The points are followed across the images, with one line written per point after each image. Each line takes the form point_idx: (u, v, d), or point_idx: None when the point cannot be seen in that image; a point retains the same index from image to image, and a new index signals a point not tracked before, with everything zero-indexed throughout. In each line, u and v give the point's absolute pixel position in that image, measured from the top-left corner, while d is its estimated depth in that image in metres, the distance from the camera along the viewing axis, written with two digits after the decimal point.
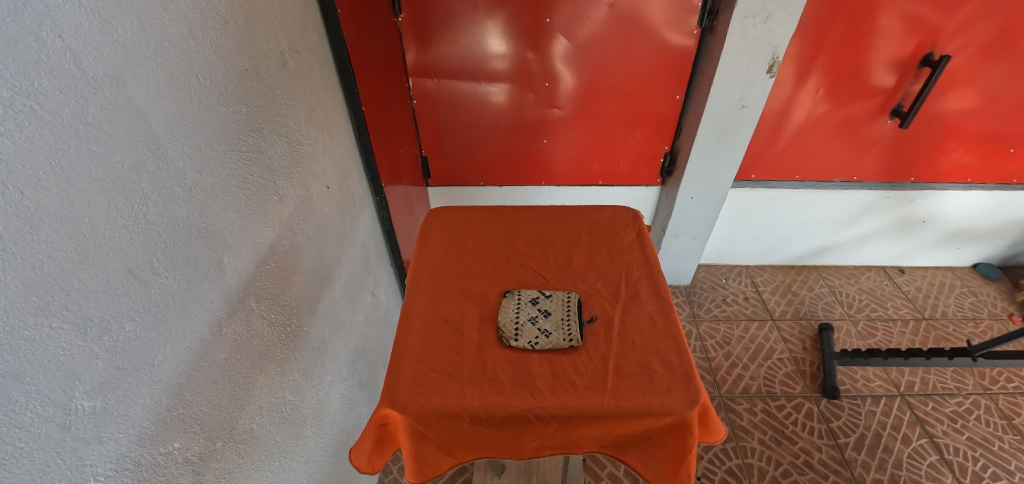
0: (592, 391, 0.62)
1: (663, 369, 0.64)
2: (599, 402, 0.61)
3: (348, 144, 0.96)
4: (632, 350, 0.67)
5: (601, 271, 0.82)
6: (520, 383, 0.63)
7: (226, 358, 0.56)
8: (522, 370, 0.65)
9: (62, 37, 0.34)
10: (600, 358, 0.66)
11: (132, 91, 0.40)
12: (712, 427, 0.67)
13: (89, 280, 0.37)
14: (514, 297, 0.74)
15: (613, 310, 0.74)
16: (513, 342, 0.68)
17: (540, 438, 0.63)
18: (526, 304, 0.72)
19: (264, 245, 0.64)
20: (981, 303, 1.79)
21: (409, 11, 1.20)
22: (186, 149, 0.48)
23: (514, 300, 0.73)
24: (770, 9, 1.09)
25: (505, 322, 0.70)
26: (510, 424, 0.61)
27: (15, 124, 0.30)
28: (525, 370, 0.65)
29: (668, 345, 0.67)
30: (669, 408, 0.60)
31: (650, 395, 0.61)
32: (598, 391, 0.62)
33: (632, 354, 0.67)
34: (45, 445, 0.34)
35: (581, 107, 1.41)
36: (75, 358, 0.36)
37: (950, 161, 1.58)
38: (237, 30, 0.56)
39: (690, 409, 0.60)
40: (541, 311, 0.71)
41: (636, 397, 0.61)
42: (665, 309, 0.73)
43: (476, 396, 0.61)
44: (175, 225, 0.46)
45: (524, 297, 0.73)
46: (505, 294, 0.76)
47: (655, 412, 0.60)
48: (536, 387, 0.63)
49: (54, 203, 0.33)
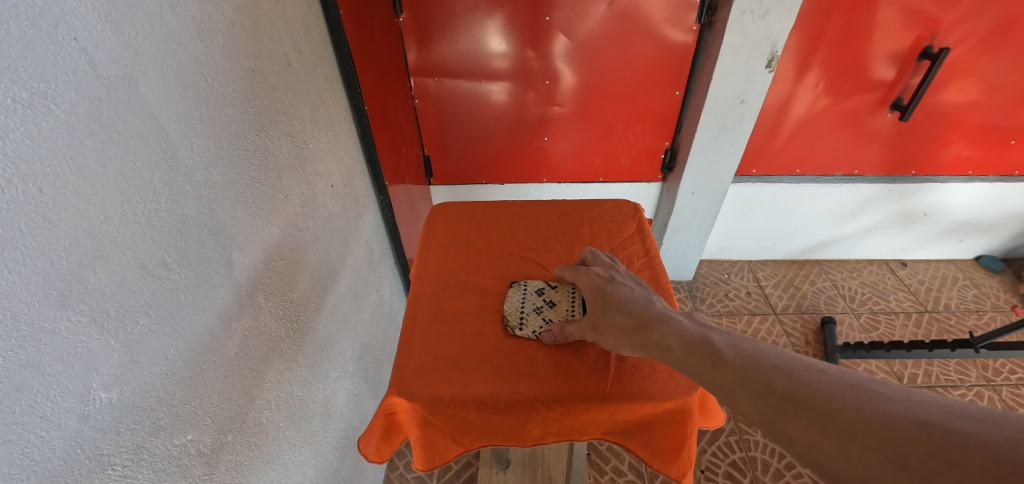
0: (594, 379, 0.63)
1: None
2: (601, 387, 0.62)
3: (351, 143, 0.97)
4: None
5: None
6: (524, 371, 0.64)
7: (236, 353, 0.57)
8: (526, 359, 0.66)
9: (77, 40, 0.35)
10: None
11: (143, 91, 0.41)
12: (713, 413, 0.68)
13: (103, 274, 0.38)
14: (521, 287, 0.75)
15: None
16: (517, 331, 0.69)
17: (545, 425, 0.64)
18: (532, 294, 0.73)
19: (272, 242, 0.66)
20: (984, 295, 1.79)
21: (410, 11, 1.21)
22: (195, 148, 0.49)
23: (520, 290, 0.74)
24: (768, 4, 1.10)
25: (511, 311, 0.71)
26: (515, 411, 0.62)
27: (33, 123, 0.31)
28: (529, 358, 0.66)
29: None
30: (670, 393, 0.61)
31: (651, 381, 0.62)
32: (600, 377, 0.63)
33: None
34: (64, 434, 0.35)
35: (581, 104, 1.42)
36: (92, 350, 0.37)
37: (952, 154, 1.58)
38: (243, 32, 0.58)
39: (690, 394, 0.61)
40: (547, 301, 0.72)
41: (638, 382, 0.62)
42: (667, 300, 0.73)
43: (481, 383, 0.62)
44: (186, 222, 0.48)
45: (531, 287, 0.75)
46: (511, 284, 0.77)
47: (656, 395, 0.61)
48: (540, 375, 0.64)
49: (70, 199, 0.35)
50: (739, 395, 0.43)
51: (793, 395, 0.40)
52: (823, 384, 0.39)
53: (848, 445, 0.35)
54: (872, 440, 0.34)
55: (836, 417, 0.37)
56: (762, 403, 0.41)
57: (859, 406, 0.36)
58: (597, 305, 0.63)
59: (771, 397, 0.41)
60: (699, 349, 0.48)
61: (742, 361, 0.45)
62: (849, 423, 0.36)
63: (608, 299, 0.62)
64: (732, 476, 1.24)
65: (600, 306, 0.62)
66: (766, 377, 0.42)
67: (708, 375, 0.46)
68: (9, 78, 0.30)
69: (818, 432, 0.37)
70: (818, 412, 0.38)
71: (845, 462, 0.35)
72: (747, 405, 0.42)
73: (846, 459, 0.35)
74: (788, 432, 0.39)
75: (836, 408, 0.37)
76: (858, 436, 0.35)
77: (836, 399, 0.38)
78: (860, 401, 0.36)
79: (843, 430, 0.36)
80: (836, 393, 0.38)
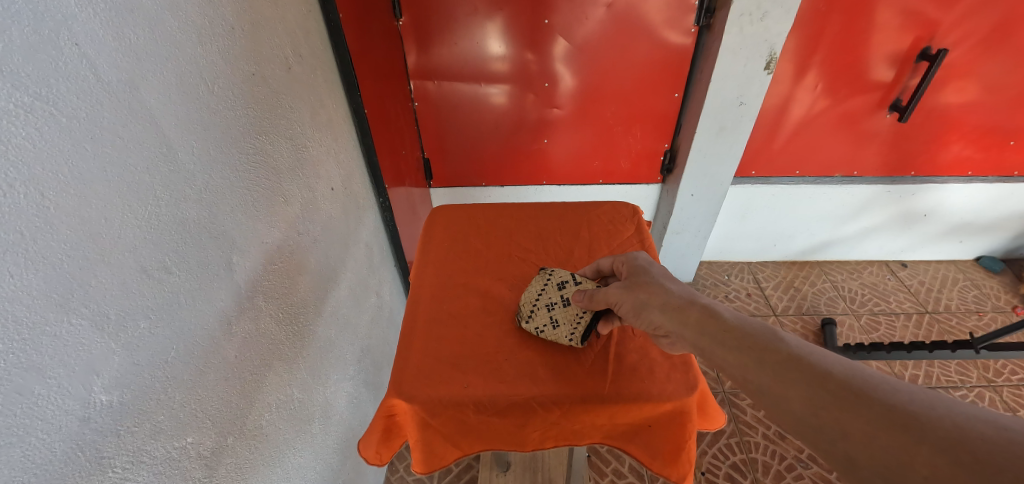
0: (592, 380, 0.63)
1: (663, 358, 0.65)
2: (600, 389, 0.62)
3: (351, 146, 0.97)
4: (632, 340, 0.68)
5: None
6: (523, 373, 0.64)
7: (237, 356, 0.57)
8: (525, 361, 0.66)
9: (78, 45, 0.35)
10: (602, 348, 0.67)
11: (144, 95, 0.42)
12: (712, 415, 0.68)
13: (105, 277, 0.38)
14: (545, 274, 0.71)
15: None
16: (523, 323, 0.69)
17: (544, 428, 0.64)
18: (553, 287, 0.69)
19: (272, 244, 0.66)
20: (984, 296, 1.79)
21: (410, 15, 1.22)
22: (196, 151, 0.49)
23: (543, 278, 0.71)
24: (767, 6, 1.10)
25: (524, 301, 0.70)
26: (514, 414, 0.62)
27: (35, 128, 0.32)
28: (529, 359, 0.66)
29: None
30: (668, 395, 0.61)
31: (649, 382, 0.62)
32: (599, 379, 0.63)
33: (633, 344, 0.68)
34: (65, 437, 0.35)
35: (581, 107, 1.42)
36: (93, 353, 0.37)
37: (951, 155, 1.58)
38: (243, 36, 0.58)
39: (688, 396, 0.61)
40: (564, 299, 0.67)
41: (636, 384, 0.62)
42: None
43: (480, 385, 0.62)
44: (186, 226, 0.48)
45: (555, 279, 0.70)
46: (541, 268, 0.74)
47: (655, 397, 0.61)
48: (539, 377, 0.64)
49: (72, 203, 0.35)
50: (791, 384, 0.42)
51: (853, 392, 0.40)
52: (887, 388, 0.39)
53: (915, 443, 0.34)
54: (944, 441, 0.33)
55: (901, 416, 0.36)
56: (818, 394, 0.41)
57: (934, 412, 0.36)
58: (638, 272, 0.64)
59: (828, 391, 0.40)
60: (751, 335, 0.48)
61: (796, 355, 0.45)
62: (916, 421, 0.35)
63: (650, 269, 0.63)
64: (733, 478, 1.24)
65: (641, 273, 0.63)
66: (825, 371, 0.42)
67: (756, 356, 0.46)
68: (11, 84, 0.30)
69: (880, 429, 0.36)
70: (881, 410, 0.37)
71: (907, 460, 0.34)
72: (797, 390, 0.42)
73: (911, 459, 0.34)
74: (843, 427, 0.38)
75: (905, 409, 0.37)
76: (928, 436, 0.34)
77: (905, 402, 0.37)
78: (931, 408, 0.36)
79: (909, 429, 0.35)
80: (904, 397, 0.38)
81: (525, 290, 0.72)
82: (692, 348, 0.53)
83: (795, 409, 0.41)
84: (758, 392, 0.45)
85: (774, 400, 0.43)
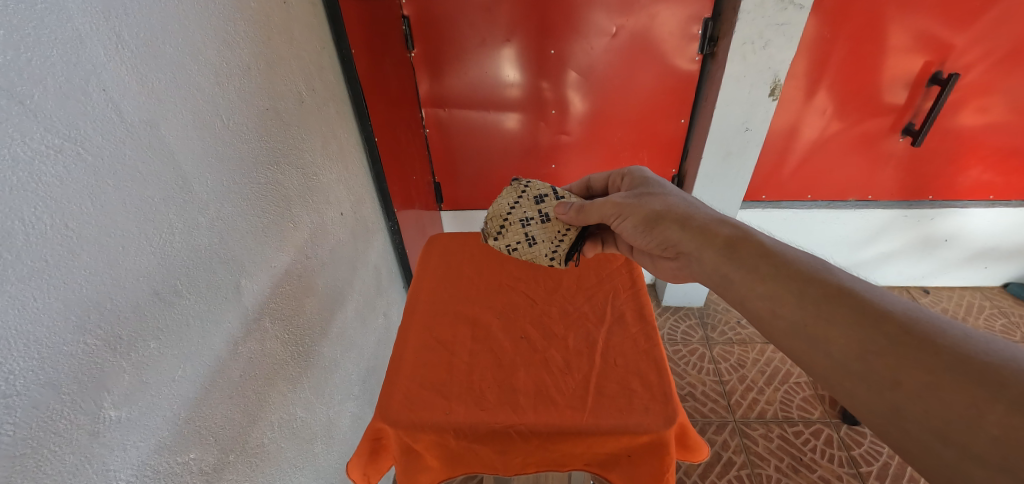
0: (572, 410, 0.63)
1: (643, 390, 0.66)
2: (578, 420, 0.62)
3: (362, 173, 1.01)
4: (614, 370, 0.69)
5: (589, 294, 0.84)
6: (504, 401, 0.65)
7: (241, 374, 0.60)
8: (507, 389, 0.67)
9: (105, 91, 0.39)
10: (583, 378, 0.68)
11: (163, 133, 0.46)
12: (697, 449, 0.69)
13: (119, 301, 0.41)
14: (520, 187, 0.79)
15: (599, 331, 0.76)
16: (494, 239, 0.78)
17: (525, 454, 0.64)
18: (527, 202, 0.77)
19: (280, 268, 0.69)
20: (1013, 325, 1.71)
21: (422, 47, 1.28)
22: (209, 182, 0.53)
23: (518, 191, 0.78)
24: (769, 35, 1.12)
25: (497, 216, 0.78)
26: (494, 441, 0.62)
27: (64, 167, 0.36)
28: (510, 387, 0.67)
29: (649, 366, 0.69)
30: (646, 427, 0.61)
31: (628, 414, 0.62)
32: (578, 409, 0.63)
33: (614, 374, 0.68)
34: (74, 449, 0.38)
35: (590, 132, 1.45)
36: (104, 372, 0.40)
37: (971, 179, 1.54)
38: (259, 75, 0.63)
39: (666, 428, 0.61)
40: (541, 216, 0.76)
41: (615, 416, 0.62)
42: (647, 332, 0.75)
43: (462, 412, 0.63)
44: (198, 251, 0.51)
45: (529, 194, 0.78)
46: (513, 179, 0.80)
47: (632, 430, 0.61)
48: (519, 405, 0.64)
49: (93, 234, 0.38)
50: (839, 324, 0.43)
51: (912, 336, 0.40)
52: (957, 337, 0.39)
53: (989, 400, 0.34)
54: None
55: (973, 370, 0.36)
56: (870, 337, 0.41)
57: (1015, 367, 0.35)
58: (648, 195, 0.71)
59: (882, 334, 0.41)
60: (789, 266, 0.50)
61: (847, 292, 0.45)
62: (995, 379, 0.35)
63: (663, 195, 0.70)
64: None
65: (651, 196, 0.70)
66: (884, 312, 0.42)
67: (796, 289, 0.48)
68: (42, 127, 0.34)
69: (950, 382, 0.36)
70: (950, 362, 0.37)
71: (975, 418, 0.34)
72: (844, 331, 0.43)
73: (981, 417, 0.34)
74: (895, 375, 0.39)
75: (980, 363, 0.36)
76: (1007, 394, 0.34)
77: (982, 357, 0.37)
78: (1011, 362, 0.35)
79: (984, 385, 0.35)
80: (977, 348, 0.37)
81: (495, 203, 0.78)
82: (706, 262, 0.58)
83: (837, 353, 0.43)
84: (800, 333, 0.46)
85: (818, 343, 0.44)
